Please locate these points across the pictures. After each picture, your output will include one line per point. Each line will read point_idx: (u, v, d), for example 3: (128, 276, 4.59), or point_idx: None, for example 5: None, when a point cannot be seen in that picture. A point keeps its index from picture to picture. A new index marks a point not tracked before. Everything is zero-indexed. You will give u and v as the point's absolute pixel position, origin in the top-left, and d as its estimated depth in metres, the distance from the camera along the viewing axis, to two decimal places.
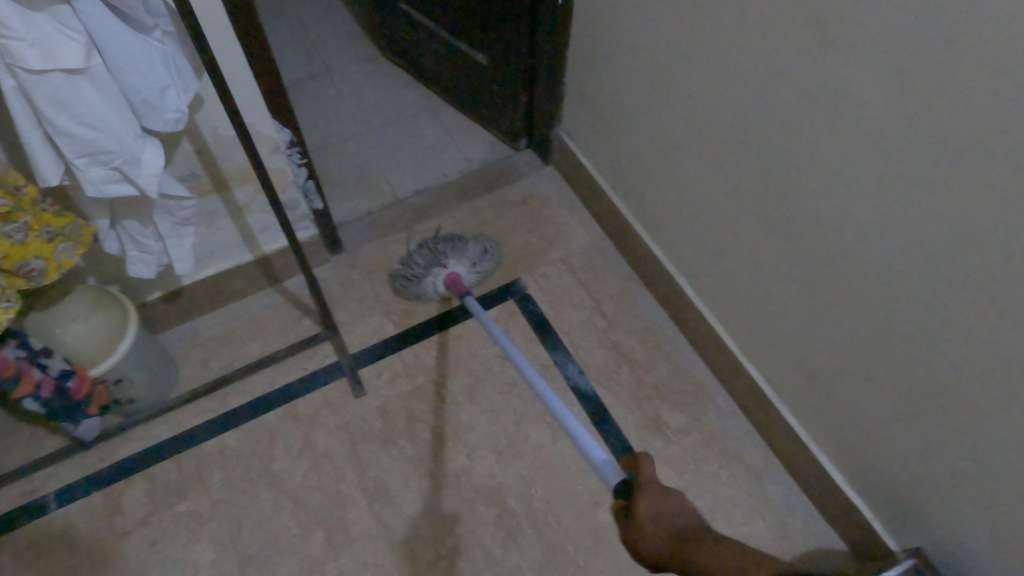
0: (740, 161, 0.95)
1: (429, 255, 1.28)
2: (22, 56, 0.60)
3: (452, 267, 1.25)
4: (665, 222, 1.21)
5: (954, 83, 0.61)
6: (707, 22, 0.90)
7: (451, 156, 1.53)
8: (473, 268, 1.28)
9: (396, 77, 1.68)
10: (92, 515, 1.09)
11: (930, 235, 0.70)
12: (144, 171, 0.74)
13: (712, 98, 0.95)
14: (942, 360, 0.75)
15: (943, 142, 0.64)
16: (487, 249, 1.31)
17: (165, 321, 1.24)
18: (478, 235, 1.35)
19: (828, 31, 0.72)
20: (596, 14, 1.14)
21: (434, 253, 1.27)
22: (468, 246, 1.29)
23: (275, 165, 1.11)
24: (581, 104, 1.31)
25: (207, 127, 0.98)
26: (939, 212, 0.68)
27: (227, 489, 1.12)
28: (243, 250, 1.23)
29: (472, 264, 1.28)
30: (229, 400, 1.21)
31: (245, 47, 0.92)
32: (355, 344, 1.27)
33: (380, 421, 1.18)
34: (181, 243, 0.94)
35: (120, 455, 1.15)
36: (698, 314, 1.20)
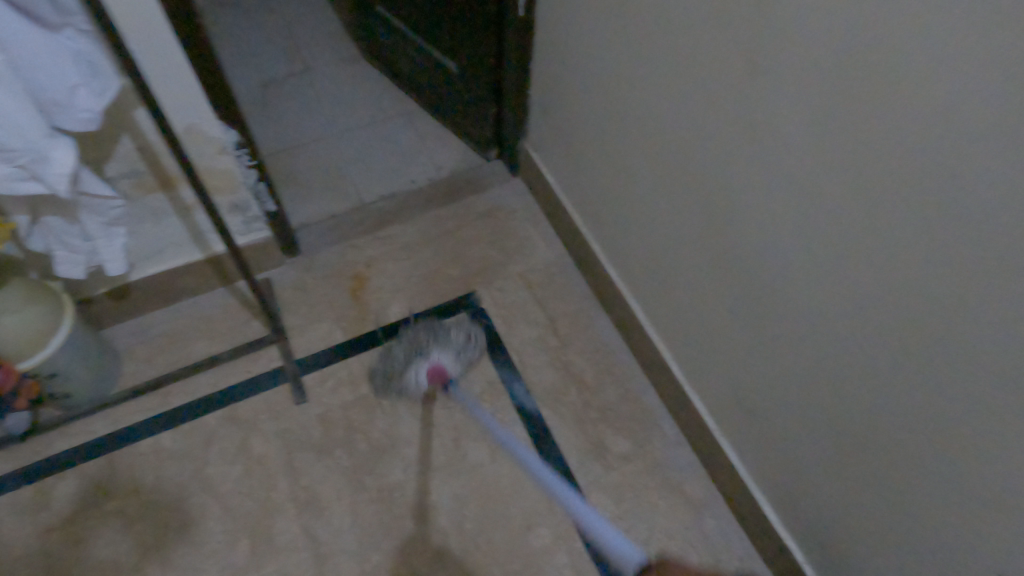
0: (685, 188, 0.92)
1: (410, 348, 1.20)
2: None
3: (435, 358, 1.17)
4: (621, 243, 1.18)
5: (871, 126, 0.58)
6: (654, 44, 0.87)
7: (420, 162, 1.51)
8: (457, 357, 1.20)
9: (373, 79, 1.66)
10: (19, 509, 1.08)
11: (850, 279, 0.67)
12: (54, 171, 0.72)
13: (659, 123, 0.92)
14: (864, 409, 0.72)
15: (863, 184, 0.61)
16: (470, 334, 1.24)
17: (113, 316, 1.23)
18: (459, 320, 1.27)
19: (757, 63, 0.69)
20: (559, 29, 1.12)
21: (415, 345, 1.20)
22: (451, 335, 1.22)
23: (223, 166, 1.10)
24: (546, 118, 1.29)
25: (147, 125, 0.96)
26: (857, 255, 0.65)
27: (157, 490, 1.10)
28: (193, 249, 1.21)
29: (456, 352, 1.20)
30: (169, 400, 1.20)
31: (185, 46, 0.90)
32: (302, 350, 1.25)
33: (318, 430, 1.16)
34: (112, 244, 0.92)
35: (54, 450, 1.14)
36: (648, 339, 1.18)
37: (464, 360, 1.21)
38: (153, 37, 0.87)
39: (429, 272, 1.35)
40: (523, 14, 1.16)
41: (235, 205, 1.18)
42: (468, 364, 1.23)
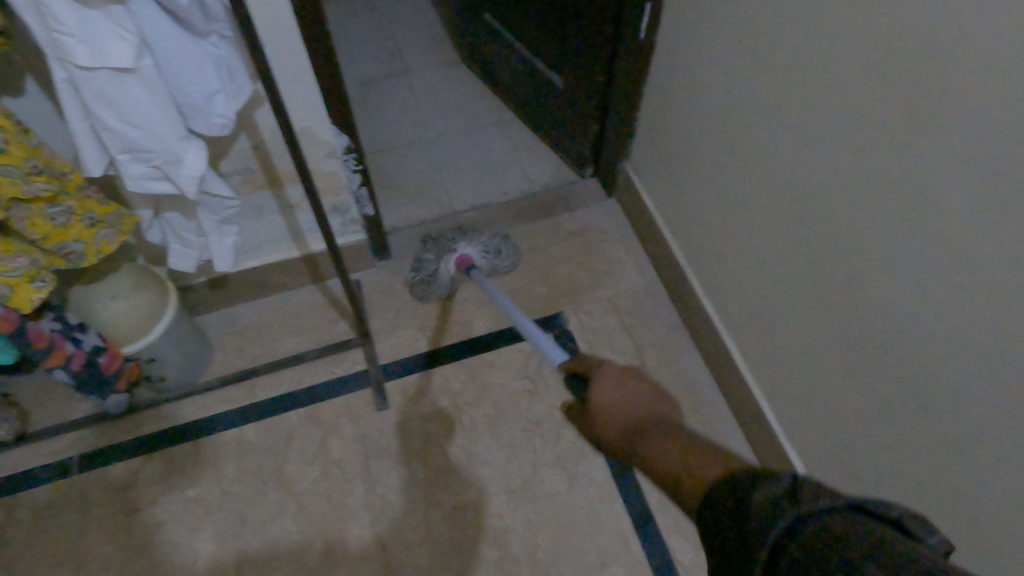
0: (804, 233, 0.86)
1: (437, 247, 1.29)
2: (71, 51, 0.60)
3: (462, 251, 1.28)
4: (721, 278, 1.14)
5: None
6: (787, 80, 0.82)
7: (513, 174, 1.49)
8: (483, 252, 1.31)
9: (472, 85, 1.66)
10: (109, 485, 1.12)
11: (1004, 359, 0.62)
12: (183, 173, 0.74)
13: (782, 163, 0.87)
14: (994, 505, 0.66)
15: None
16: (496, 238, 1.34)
17: (209, 304, 1.26)
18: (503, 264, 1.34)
19: (918, 115, 0.63)
20: (677, 51, 1.08)
21: (441, 243, 1.29)
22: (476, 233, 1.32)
23: (330, 169, 1.10)
24: (651, 141, 1.26)
25: (266, 126, 0.95)
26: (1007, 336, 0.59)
27: (237, 482, 1.12)
28: (290, 246, 1.22)
29: (483, 245, 1.30)
30: (255, 392, 1.22)
31: (313, 54, 0.90)
32: (385, 356, 1.25)
33: (397, 438, 1.16)
34: (222, 241, 0.93)
35: (145, 430, 1.17)
36: (742, 382, 1.12)
37: (490, 255, 1.31)
38: (280, 39, 0.86)
39: (516, 287, 1.33)
40: (642, 33, 1.12)
41: (335, 207, 1.18)
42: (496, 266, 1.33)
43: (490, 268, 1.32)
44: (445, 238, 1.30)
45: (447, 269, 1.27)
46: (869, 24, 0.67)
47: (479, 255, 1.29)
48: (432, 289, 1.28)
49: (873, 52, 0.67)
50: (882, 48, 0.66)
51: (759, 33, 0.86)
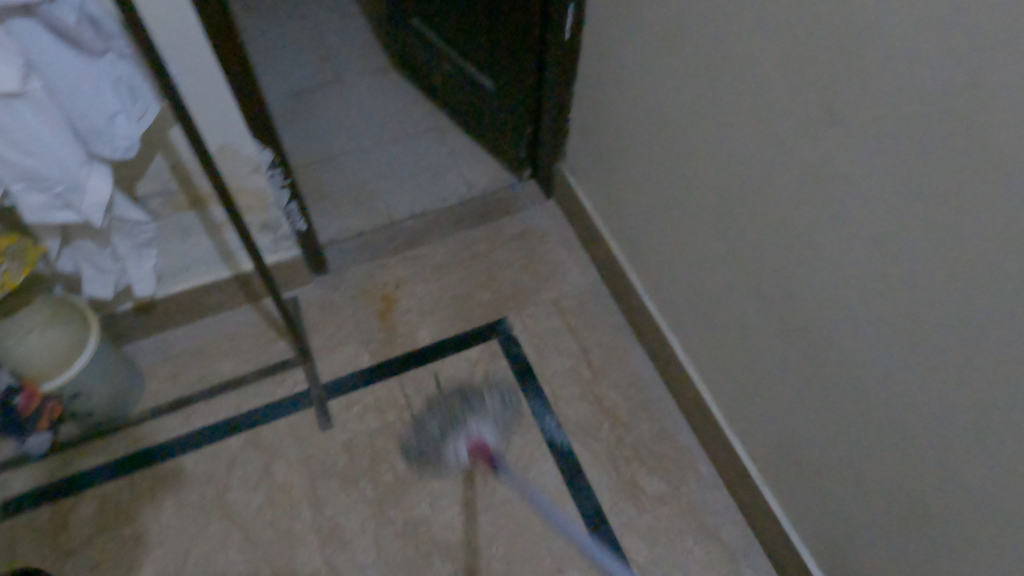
0: (741, 226, 0.87)
1: (446, 419, 1.16)
2: None
3: (473, 431, 1.15)
4: (661, 275, 1.14)
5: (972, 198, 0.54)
6: (713, 75, 0.83)
7: (452, 180, 1.48)
8: (497, 427, 1.16)
9: (405, 92, 1.63)
10: (38, 529, 1.06)
11: (928, 343, 0.63)
12: (88, 199, 0.71)
13: (714, 158, 0.88)
14: (941, 484, 0.67)
15: (968, 244, 0.56)
16: (506, 397, 1.19)
17: (138, 331, 1.21)
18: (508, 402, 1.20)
19: (839, 108, 0.65)
20: (605, 50, 1.08)
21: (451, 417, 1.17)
22: (488, 403, 1.18)
23: (256, 185, 1.06)
24: (586, 142, 1.26)
25: (182, 144, 0.91)
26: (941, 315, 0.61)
27: (177, 515, 1.07)
28: (221, 266, 1.17)
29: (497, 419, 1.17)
30: (192, 420, 1.17)
31: (225, 68, 0.86)
32: (328, 373, 1.22)
33: (344, 457, 1.13)
34: (141, 265, 0.90)
35: (75, 468, 1.12)
36: (687, 376, 1.13)
37: (504, 429, 1.16)
38: (189, 54, 0.83)
39: (459, 295, 1.32)
40: (569, 34, 1.12)
41: (266, 224, 1.14)
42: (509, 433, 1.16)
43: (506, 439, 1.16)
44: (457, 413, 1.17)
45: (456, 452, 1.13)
46: (788, 18, 0.68)
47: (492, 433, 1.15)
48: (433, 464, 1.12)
49: (793, 45, 0.69)
50: (801, 42, 0.67)
51: (683, 30, 0.86)
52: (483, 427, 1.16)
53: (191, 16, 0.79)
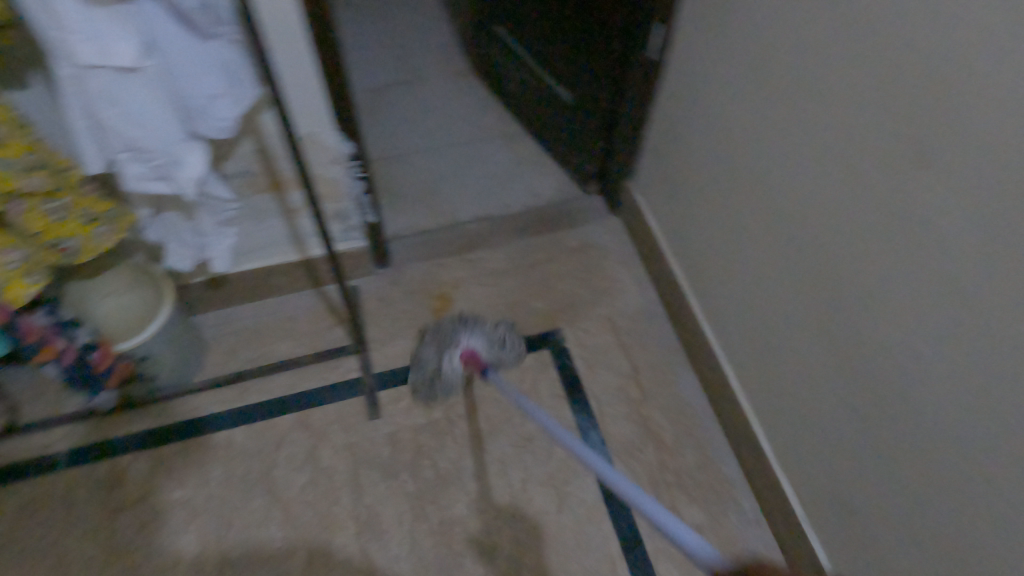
0: (808, 262, 0.86)
1: (437, 340, 1.18)
2: (74, 49, 0.60)
3: (465, 342, 1.16)
4: (721, 301, 1.13)
5: None
6: (793, 106, 0.82)
7: (517, 188, 1.49)
8: (489, 345, 1.17)
9: (480, 97, 1.66)
10: (95, 483, 1.11)
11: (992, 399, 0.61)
12: (184, 174, 0.75)
13: (787, 189, 0.87)
14: (996, 551, 0.64)
15: None
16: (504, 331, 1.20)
17: (205, 304, 1.26)
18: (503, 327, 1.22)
19: (924, 152, 0.63)
20: (687, 72, 1.08)
21: (441, 336, 1.17)
22: (483, 322, 1.19)
23: (334, 175, 1.10)
24: (657, 162, 1.25)
25: (272, 130, 0.95)
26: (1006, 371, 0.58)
27: (224, 485, 1.11)
28: (291, 250, 1.21)
29: (489, 336, 1.17)
30: (247, 395, 1.21)
31: (320, 61, 0.89)
32: (380, 365, 1.24)
33: (388, 449, 1.15)
34: (221, 243, 0.93)
35: (134, 428, 1.16)
36: (738, 408, 1.11)
37: (496, 350, 1.18)
38: (289, 44, 0.86)
39: (515, 302, 1.33)
40: (654, 47, 1.11)
41: (337, 213, 1.18)
42: (502, 360, 1.19)
43: (498, 361, 1.18)
44: (446, 328, 1.17)
45: (450, 365, 1.15)
46: (880, 54, 0.67)
47: (484, 347, 1.16)
48: (432, 389, 1.17)
49: (881, 83, 0.67)
50: (890, 80, 0.66)
51: (767, 58, 0.85)
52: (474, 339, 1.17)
53: (295, 9, 0.82)
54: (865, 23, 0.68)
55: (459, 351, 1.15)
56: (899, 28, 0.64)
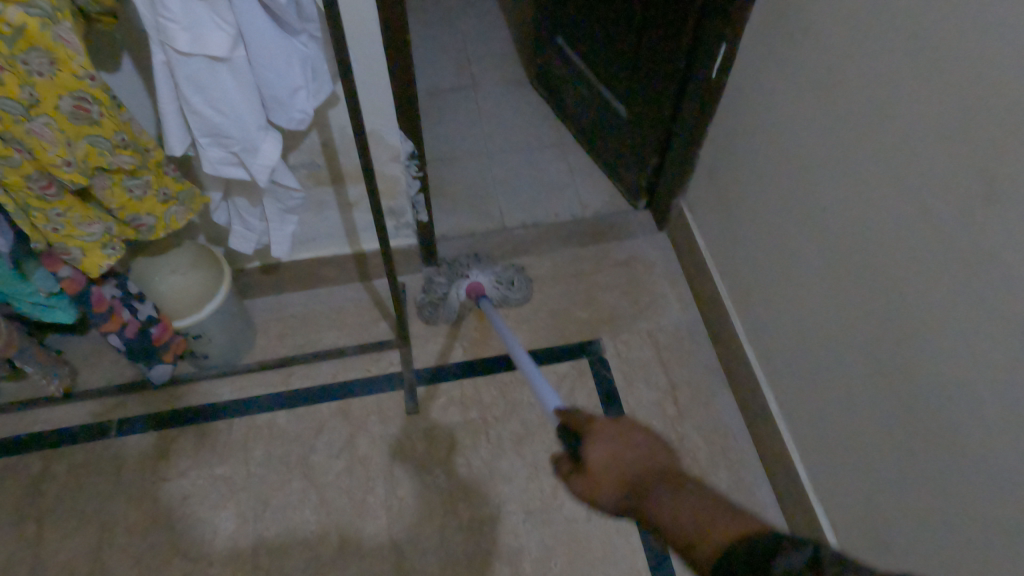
0: (857, 290, 0.85)
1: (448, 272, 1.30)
2: (172, 37, 0.63)
3: (473, 277, 1.29)
4: (765, 324, 1.12)
5: None
6: (851, 133, 0.82)
7: (566, 197, 1.51)
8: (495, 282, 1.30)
9: (535, 106, 1.68)
10: (143, 452, 1.15)
11: None
12: (258, 162, 0.77)
13: (839, 215, 0.86)
14: None
15: None
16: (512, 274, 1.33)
17: (258, 288, 1.30)
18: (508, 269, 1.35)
19: (992, 186, 0.63)
20: (746, 93, 1.08)
21: (454, 268, 1.30)
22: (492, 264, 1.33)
23: (392, 173, 1.12)
24: (709, 180, 1.26)
25: (339, 125, 0.98)
26: None
27: (264, 465, 1.14)
28: (344, 242, 1.25)
29: (496, 276, 1.31)
30: (291, 380, 1.25)
31: (390, 62, 0.92)
32: (420, 361, 1.27)
33: (423, 444, 1.17)
34: (283, 229, 0.96)
35: (183, 403, 1.21)
36: (775, 433, 1.10)
37: (500, 288, 1.30)
38: (363, 44, 0.89)
39: (557, 309, 1.34)
40: (716, 67, 1.12)
41: (392, 210, 1.21)
42: (504, 300, 1.32)
43: (501, 300, 1.31)
44: (459, 263, 1.30)
45: (457, 294, 1.27)
46: (948, 87, 0.66)
47: (490, 283, 1.29)
48: (437, 311, 1.29)
49: (948, 115, 0.67)
50: (958, 113, 0.66)
51: (829, 83, 0.86)
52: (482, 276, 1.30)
53: (373, 11, 0.85)
54: (933, 54, 0.68)
55: (466, 282, 1.27)
56: (972, 61, 0.64)
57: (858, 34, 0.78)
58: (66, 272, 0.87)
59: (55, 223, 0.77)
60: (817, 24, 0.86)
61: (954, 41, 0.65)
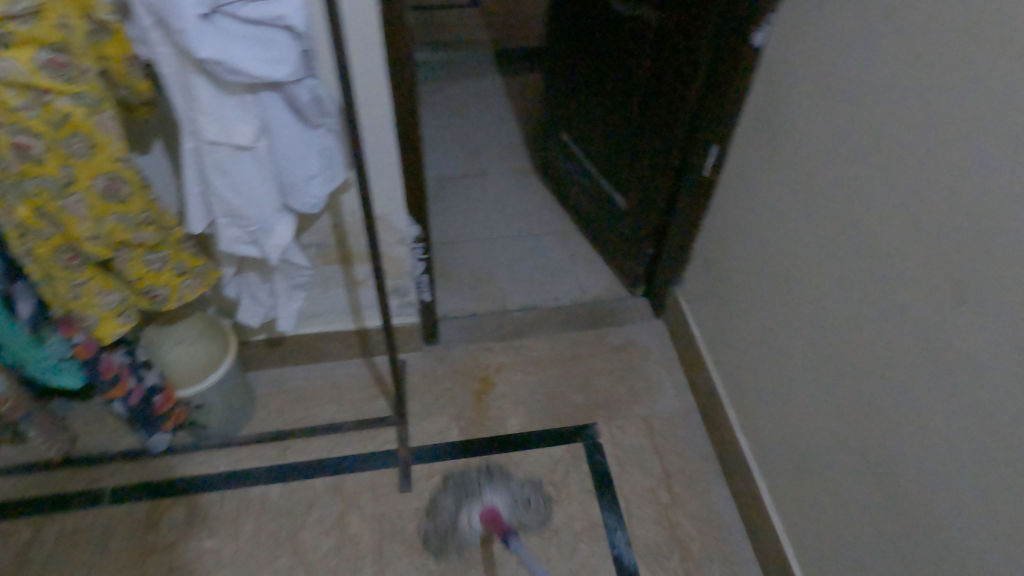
0: (845, 380, 0.88)
1: (458, 493, 1.18)
2: (203, 127, 0.70)
3: (487, 500, 1.16)
4: (757, 413, 1.13)
5: None
6: (837, 233, 0.87)
7: (566, 282, 1.56)
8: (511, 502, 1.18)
9: (540, 195, 1.76)
10: (134, 521, 1.15)
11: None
12: (272, 242, 0.83)
13: (827, 310, 0.90)
14: None
15: None
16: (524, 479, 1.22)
17: (262, 361, 1.33)
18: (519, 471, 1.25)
19: (962, 286, 0.67)
20: (736, 190, 1.14)
21: (464, 490, 1.18)
22: (506, 477, 1.21)
23: (398, 255, 1.18)
24: (704, 272, 1.30)
25: (350, 208, 1.04)
26: None
27: (253, 540, 1.14)
28: (348, 319, 1.29)
29: (512, 495, 1.18)
30: (287, 454, 1.25)
31: (401, 153, 0.99)
32: (416, 439, 1.28)
33: (414, 523, 1.16)
34: (290, 304, 1.00)
35: (178, 472, 1.21)
36: (769, 525, 1.09)
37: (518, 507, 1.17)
38: (378, 137, 0.96)
39: (553, 393, 1.36)
40: (710, 165, 1.18)
41: (396, 289, 1.25)
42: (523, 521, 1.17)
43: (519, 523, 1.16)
44: (469, 484, 1.19)
45: (469, 522, 1.14)
46: (920, 193, 0.72)
47: (506, 506, 1.16)
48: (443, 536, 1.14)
49: (921, 222, 0.72)
50: (928, 218, 0.71)
51: (813, 185, 0.92)
52: (497, 496, 1.18)
53: (387, 109, 0.93)
54: (908, 164, 0.74)
55: (480, 510, 1.14)
56: (939, 171, 0.69)
57: (842, 142, 0.85)
58: (80, 337, 0.90)
59: (75, 292, 0.81)
60: (804, 130, 0.93)
61: (924, 155, 0.71)
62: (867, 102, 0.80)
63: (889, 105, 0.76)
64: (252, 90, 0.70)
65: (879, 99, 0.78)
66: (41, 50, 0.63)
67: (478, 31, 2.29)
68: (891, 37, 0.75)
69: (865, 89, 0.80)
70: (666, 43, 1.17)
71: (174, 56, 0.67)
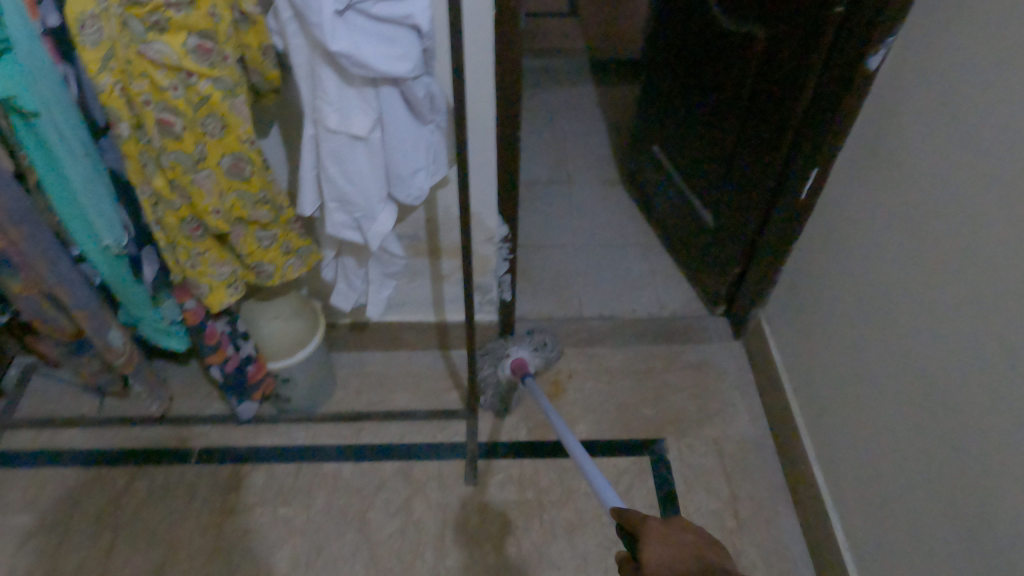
0: (933, 420, 0.84)
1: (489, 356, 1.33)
2: (325, 115, 0.75)
3: (515, 352, 1.31)
4: (835, 445, 1.10)
5: None
6: (936, 265, 0.84)
7: (645, 295, 1.55)
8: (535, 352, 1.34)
9: (625, 206, 1.76)
10: (217, 482, 1.22)
11: None
12: (374, 229, 0.87)
13: (919, 346, 0.87)
14: None
15: None
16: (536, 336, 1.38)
17: (344, 344, 1.39)
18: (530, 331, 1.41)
19: None
20: (832, 215, 1.11)
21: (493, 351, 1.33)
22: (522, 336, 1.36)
23: (485, 252, 1.21)
24: (790, 296, 1.27)
25: (444, 204, 1.07)
26: None
27: (324, 513, 1.19)
28: (429, 311, 1.32)
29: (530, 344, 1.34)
30: (361, 435, 1.30)
31: (498, 154, 1.02)
32: (484, 435, 1.30)
33: (476, 516, 1.18)
34: (380, 292, 1.05)
35: (260, 441, 1.28)
36: (838, 563, 1.05)
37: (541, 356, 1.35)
38: (477, 136, 0.99)
39: (623, 403, 1.36)
40: (807, 189, 1.14)
41: (478, 286, 1.28)
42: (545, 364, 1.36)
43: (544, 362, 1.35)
44: (496, 347, 1.33)
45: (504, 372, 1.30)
46: None
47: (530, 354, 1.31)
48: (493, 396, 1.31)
49: None
50: None
51: (915, 215, 0.89)
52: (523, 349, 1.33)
53: (489, 109, 0.96)
54: (1019, 201, 0.71)
55: (510, 359, 1.29)
56: None
57: (948, 173, 0.82)
58: (191, 303, 0.98)
59: (194, 261, 0.88)
60: (908, 158, 0.90)
61: None
62: (978, 133, 0.77)
63: (1002, 138, 0.73)
64: (373, 84, 0.74)
65: (991, 131, 0.75)
66: (191, 36, 0.68)
67: (576, 41, 2.31)
68: (1010, 69, 0.72)
69: (978, 120, 0.77)
70: (770, 62, 1.15)
71: (306, 48, 0.71)
